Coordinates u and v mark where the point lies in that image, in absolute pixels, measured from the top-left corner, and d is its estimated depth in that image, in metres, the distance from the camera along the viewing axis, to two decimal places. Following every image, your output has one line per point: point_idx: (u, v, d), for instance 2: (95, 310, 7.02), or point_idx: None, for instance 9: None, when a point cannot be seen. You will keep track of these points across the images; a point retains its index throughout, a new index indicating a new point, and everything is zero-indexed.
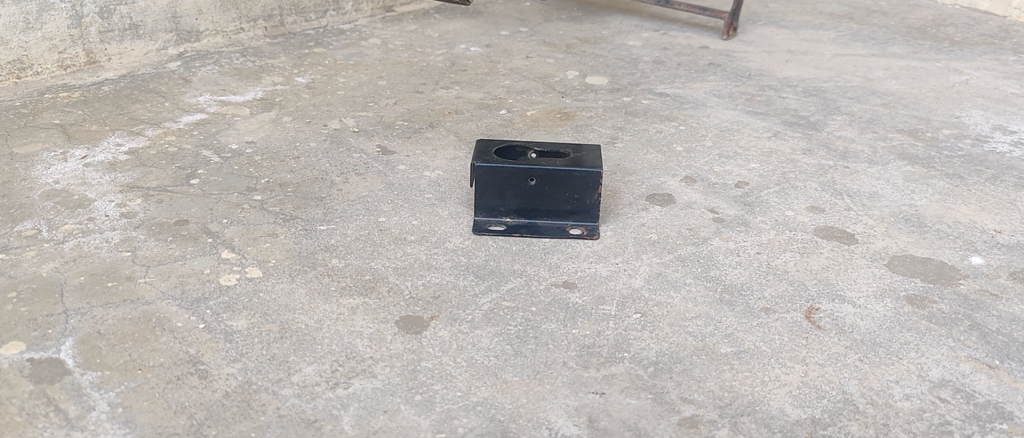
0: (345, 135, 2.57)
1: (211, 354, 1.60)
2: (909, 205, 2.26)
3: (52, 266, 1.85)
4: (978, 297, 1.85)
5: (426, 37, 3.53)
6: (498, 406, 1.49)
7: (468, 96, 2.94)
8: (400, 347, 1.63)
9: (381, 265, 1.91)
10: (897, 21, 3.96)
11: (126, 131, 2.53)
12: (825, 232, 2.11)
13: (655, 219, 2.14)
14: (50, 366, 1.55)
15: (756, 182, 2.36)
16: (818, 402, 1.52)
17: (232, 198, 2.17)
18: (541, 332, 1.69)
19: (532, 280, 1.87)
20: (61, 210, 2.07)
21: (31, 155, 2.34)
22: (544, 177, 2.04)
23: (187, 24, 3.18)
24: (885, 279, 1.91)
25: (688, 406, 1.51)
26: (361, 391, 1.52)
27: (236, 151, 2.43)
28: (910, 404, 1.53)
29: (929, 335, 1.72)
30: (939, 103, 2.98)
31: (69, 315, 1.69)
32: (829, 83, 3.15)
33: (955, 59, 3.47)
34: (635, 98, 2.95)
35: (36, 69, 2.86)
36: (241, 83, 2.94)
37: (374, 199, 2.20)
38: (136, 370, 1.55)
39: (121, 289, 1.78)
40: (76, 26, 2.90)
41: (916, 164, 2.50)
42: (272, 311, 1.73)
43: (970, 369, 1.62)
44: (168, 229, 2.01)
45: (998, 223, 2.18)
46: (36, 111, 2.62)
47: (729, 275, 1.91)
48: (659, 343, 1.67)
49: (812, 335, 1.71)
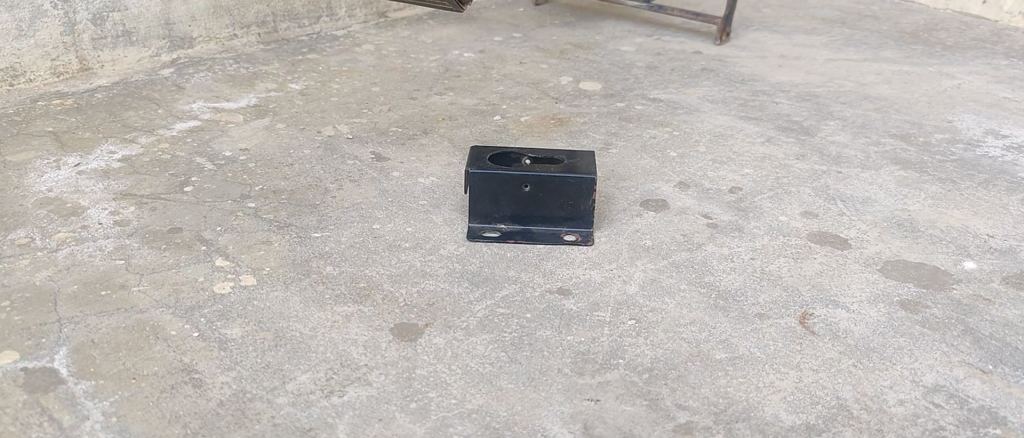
0: (339, 142, 2.57)
1: (205, 362, 1.60)
2: (901, 210, 2.27)
3: (46, 275, 1.84)
4: (972, 302, 1.86)
5: (420, 43, 3.54)
6: (493, 414, 1.49)
7: (461, 102, 2.94)
8: (395, 355, 1.63)
9: (376, 272, 1.91)
10: (889, 26, 3.98)
11: (119, 138, 2.52)
12: (818, 237, 2.12)
13: (649, 226, 2.15)
14: (44, 375, 1.54)
15: (750, 187, 2.37)
16: (813, 408, 1.53)
17: (225, 206, 2.17)
18: (536, 339, 1.69)
19: (526, 287, 1.86)
20: (55, 218, 2.07)
21: (24, 163, 2.33)
22: (538, 183, 2.04)
23: (181, 30, 3.18)
24: (878, 284, 1.92)
25: (683, 413, 1.51)
26: (356, 399, 1.52)
27: (230, 158, 2.43)
28: (904, 410, 1.53)
29: (923, 341, 1.72)
30: (932, 108, 3.00)
31: (62, 324, 1.68)
32: (821, 89, 3.16)
33: (947, 64, 3.49)
34: (628, 104, 2.96)
35: (28, 77, 2.85)
36: (235, 90, 2.94)
37: (368, 206, 2.20)
38: (130, 380, 1.54)
39: (115, 298, 1.78)
40: (70, 33, 2.90)
41: (909, 169, 2.51)
42: (266, 318, 1.73)
43: (963, 374, 1.63)
44: (162, 237, 2.01)
45: (991, 228, 2.19)
46: (29, 119, 2.61)
47: (723, 281, 1.91)
48: (654, 349, 1.67)
49: (806, 341, 1.71)
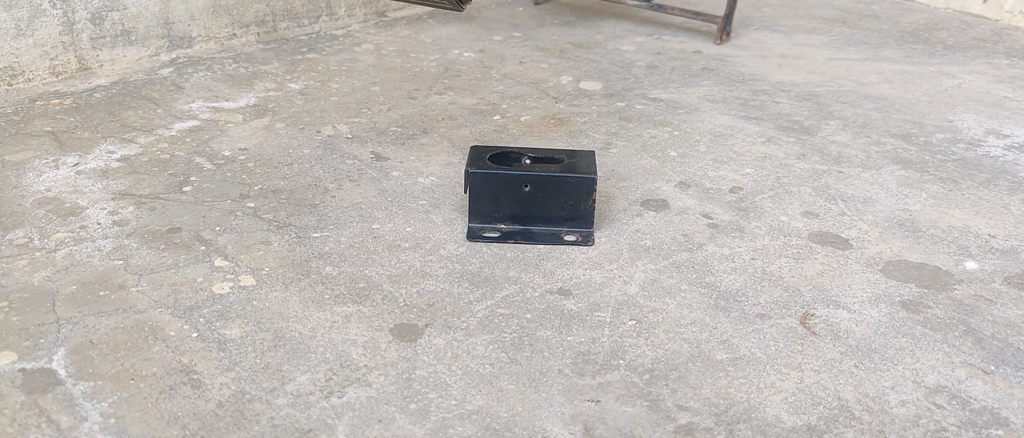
0: (338, 142, 2.56)
1: (204, 363, 1.59)
2: (902, 210, 2.26)
3: (44, 275, 1.84)
4: (973, 302, 1.85)
5: (420, 42, 3.53)
6: (494, 415, 1.48)
7: (461, 102, 2.93)
8: (394, 355, 1.63)
9: (376, 272, 1.90)
10: (889, 25, 3.97)
11: (118, 138, 2.52)
12: (819, 237, 2.11)
13: (650, 226, 2.14)
14: (42, 376, 1.54)
15: (750, 187, 2.36)
16: (814, 409, 1.52)
17: (225, 206, 2.16)
18: (536, 339, 1.68)
19: (526, 288, 1.86)
20: (54, 218, 2.06)
21: (23, 163, 2.33)
22: (538, 183, 2.04)
23: (180, 30, 3.17)
24: (880, 284, 1.91)
25: (683, 413, 1.50)
26: (356, 400, 1.51)
27: (229, 158, 2.42)
28: (906, 411, 1.53)
29: (924, 341, 1.72)
30: (932, 108, 2.99)
31: (60, 325, 1.68)
32: (822, 88, 3.16)
33: (947, 63, 3.48)
34: (628, 104, 2.95)
35: (27, 76, 2.85)
36: (234, 90, 2.93)
37: (367, 206, 2.19)
38: (129, 380, 1.54)
39: (114, 298, 1.77)
40: (68, 33, 2.89)
41: (910, 169, 2.51)
42: (266, 319, 1.72)
43: (965, 374, 1.62)
44: (161, 237, 2.00)
45: (992, 228, 2.18)
46: (28, 119, 2.60)
47: (724, 281, 1.91)
48: (655, 350, 1.67)
49: (807, 342, 1.71)
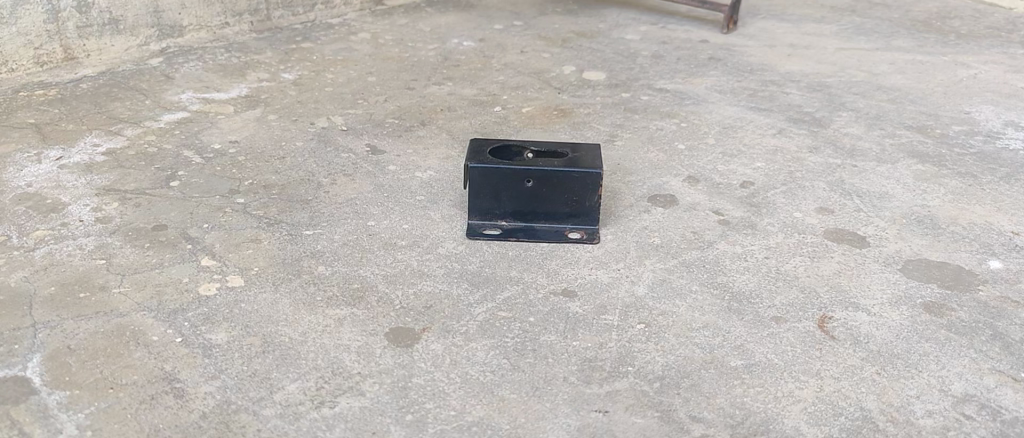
0: (333, 134, 2.47)
1: (188, 370, 1.50)
2: (921, 206, 2.17)
3: (21, 276, 1.74)
4: (999, 304, 1.76)
5: (418, 31, 3.43)
6: (495, 427, 1.40)
7: (460, 92, 2.83)
8: (390, 362, 1.54)
9: (370, 272, 1.81)
10: (900, 14, 3.86)
11: (104, 130, 2.42)
12: (835, 235, 2.02)
13: (657, 222, 2.05)
14: (14, 385, 1.45)
15: (762, 182, 2.27)
16: (836, 420, 1.43)
17: (213, 201, 2.06)
18: (540, 345, 1.59)
19: (529, 289, 1.76)
20: (33, 215, 1.97)
21: (4, 156, 2.23)
22: (542, 178, 1.95)
23: (170, 19, 3.06)
24: (900, 285, 1.82)
25: (698, 425, 1.41)
26: (349, 410, 1.42)
27: (219, 151, 2.33)
28: (932, 422, 1.44)
29: (950, 346, 1.63)
30: (948, 98, 2.89)
31: (36, 329, 1.58)
32: (832, 79, 3.06)
33: (961, 53, 3.38)
34: (634, 94, 2.85)
35: (10, 66, 2.75)
36: (226, 80, 2.83)
37: (362, 202, 2.10)
38: (107, 390, 1.44)
39: (95, 300, 1.68)
40: (53, 21, 2.79)
41: (927, 163, 2.41)
42: (255, 323, 1.63)
43: (994, 382, 1.53)
44: (146, 235, 1.91)
45: (1015, 225, 2.09)
46: (9, 110, 2.51)
47: (736, 281, 1.81)
48: (665, 355, 1.57)
49: (826, 347, 1.61)
